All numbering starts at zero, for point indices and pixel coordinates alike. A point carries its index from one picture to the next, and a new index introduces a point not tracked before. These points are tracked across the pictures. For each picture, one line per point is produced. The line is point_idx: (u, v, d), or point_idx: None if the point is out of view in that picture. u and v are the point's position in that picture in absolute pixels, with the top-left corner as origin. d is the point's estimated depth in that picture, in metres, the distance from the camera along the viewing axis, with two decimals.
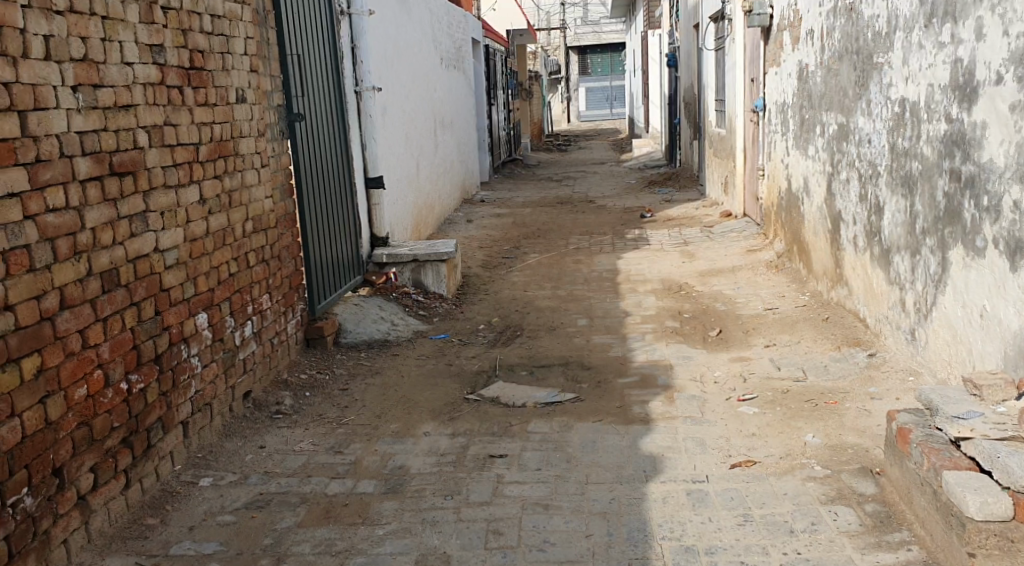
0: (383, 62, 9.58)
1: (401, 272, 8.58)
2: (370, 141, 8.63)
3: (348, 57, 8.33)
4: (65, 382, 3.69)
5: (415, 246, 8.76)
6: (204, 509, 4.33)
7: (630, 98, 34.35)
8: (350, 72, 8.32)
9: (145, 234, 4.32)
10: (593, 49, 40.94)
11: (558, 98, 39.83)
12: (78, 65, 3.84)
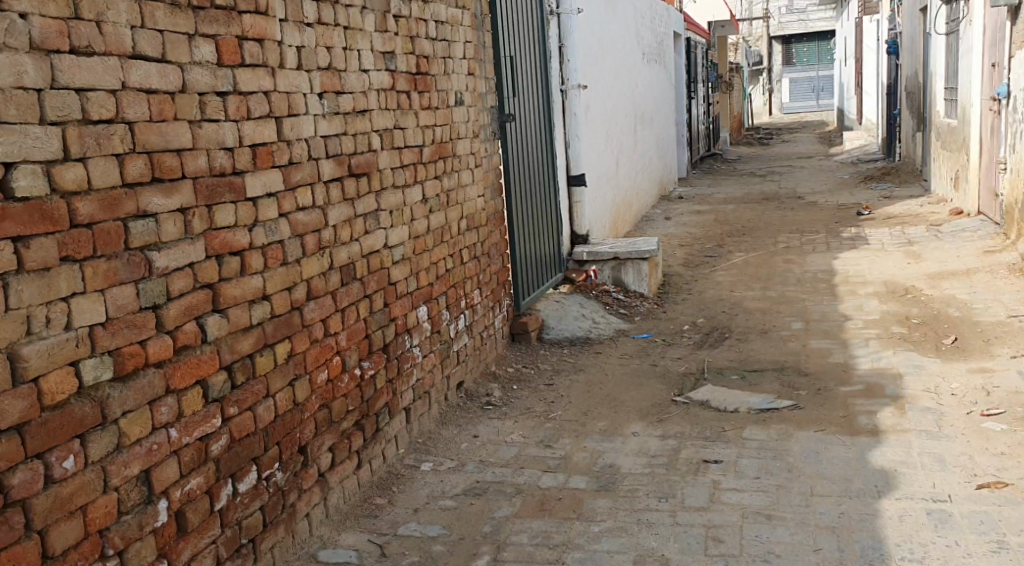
0: (588, 60, 9.63)
1: (602, 270, 8.58)
2: (574, 139, 8.70)
3: (556, 56, 8.43)
4: (310, 367, 3.95)
5: (615, 244, 8.78)
6: (426, 493, 4.50)
7: (838, 89, 32.75)
8: (556, 71, 8.42)
9: (377, 231, 4.56)
10: (800, 38, 39.34)
11: (761, 91, 38.55)
12: (323, 73, 4.09)
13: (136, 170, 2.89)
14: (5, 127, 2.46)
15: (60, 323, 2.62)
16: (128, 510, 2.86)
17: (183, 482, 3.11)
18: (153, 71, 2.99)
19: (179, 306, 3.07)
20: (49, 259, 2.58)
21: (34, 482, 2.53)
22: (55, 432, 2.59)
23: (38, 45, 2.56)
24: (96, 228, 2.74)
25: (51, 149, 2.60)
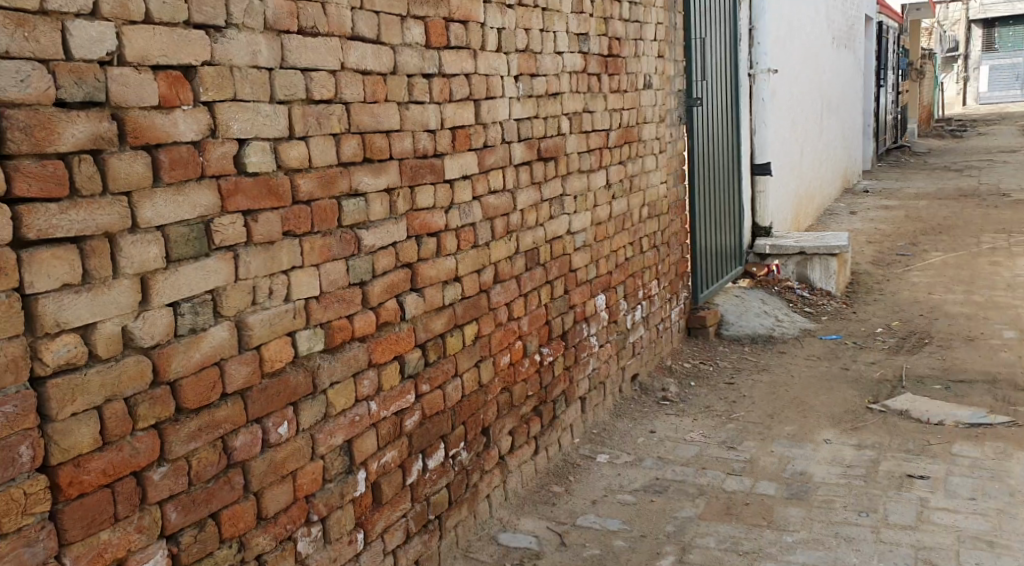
0: (778, 43, 9.21)
1: (785, 265, 8.22)
2: (760, 126, 8.34)
3: (747, 39, 8.08)
4: (495, 350, 3.88)
5: (801, 238, 8.37)
6: (604, 485, 4.38)
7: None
8: (746, 55, 8.08)
9: (561, 216, 4.46)
10: (1005, 22, 36.46)
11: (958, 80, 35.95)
12: (520, 55, 4.01)
13: (350, 150, 2.96)
14: (240, 104, 2.57)
15: (279, 295, 2.72)
16: (331, 478, 2.95)
17: (380, 455, 3.16)
18: (369, 51, 3.04)
19: (382, 283, 3.13)
20: (273, 234, 2.68)
21: (252, 445, 2.66)
22: (272, 399, 2.70)
23: (272, 25, 2.66)
24: (314, 204, 2.82)
25: (278, 128, 2.69)
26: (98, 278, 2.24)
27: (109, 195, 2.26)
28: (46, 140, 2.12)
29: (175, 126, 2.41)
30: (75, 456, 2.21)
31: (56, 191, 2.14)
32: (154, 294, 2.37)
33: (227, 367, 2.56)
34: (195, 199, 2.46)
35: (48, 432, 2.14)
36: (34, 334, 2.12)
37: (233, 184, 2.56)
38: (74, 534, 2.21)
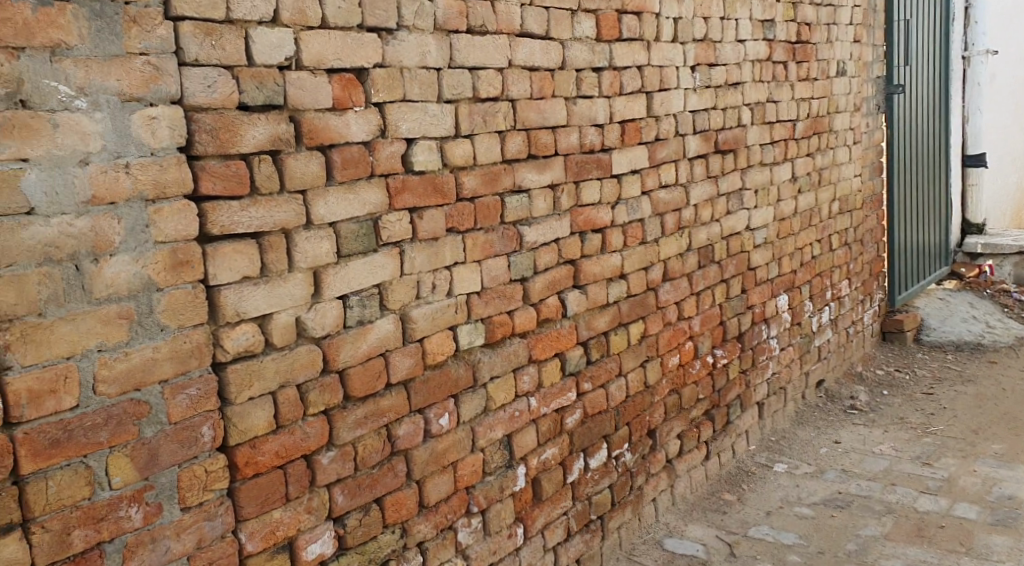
0: (1000, 22, 8.44)
1: (1001, 265, 7.55)
2: (975, 114, 7.68)
3: (961, 18, 7.46)
4: (663, 350, 3.78)
5: (1020, 236, 7.64)
6: (780, 496, 4.18)
7: None
8: (959, 36, 7.46)
9: (739, 211, 4.28)
10: None
11: None
12: (698, 45, 3.88)
13: (515, 146, 2.97)
14: (408, 104, 2.64)
15: (443, 290, 2.77)
16: (492, 471, 2.98)
17: (540, 451, 3.16)
18: (538, 47, 3.03)
19: (545, 279, 3.12)
20: (437, 230, 2.73)
21: (414, 435, 2.73)
22: (434, 391, 2.76)
23: (442, 25, 2.71)
24: (478, 202, 2.86)
25: (445, 126, 2.74)
26: (274, 272, 2.37)
27: (286, 194, 2.38)
28: (230, 142, 2.25)
29: (347, 127, 2.50)
30: (252, 437, 2.34)
31: (238, 189, 2.27)
32: (324, 288, 2.48)
33: (392, 358, 2.64)
34: (364, 197, 2.55)
35: (227, 413, 2.29)
36: (216, 323, 2.26)
37: (400, 182, 2.63)
38: (249, 511, 2.35)
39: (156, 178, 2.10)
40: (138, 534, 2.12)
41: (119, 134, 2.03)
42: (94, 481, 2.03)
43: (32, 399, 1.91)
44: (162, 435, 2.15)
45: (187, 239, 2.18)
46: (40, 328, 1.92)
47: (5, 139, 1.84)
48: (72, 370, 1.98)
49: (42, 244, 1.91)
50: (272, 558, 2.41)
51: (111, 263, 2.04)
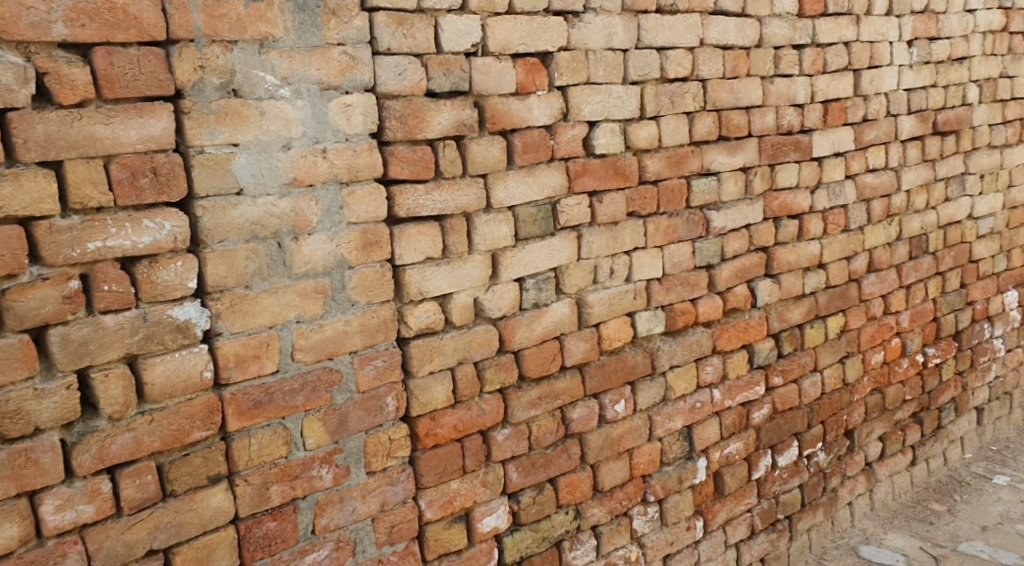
0: None
1: None
2: None
3: None
4: (865, 346, 3.54)
5: None
6: (999, 511, 3.80)
7: None
8: None
9: (960, 198, 3.92)
10: None
11: None
12: (917, 17, 3.55)
13: (705, 127, 2.87)
14: (593, 87, 2.62)
15: (622, 275, 2.75)
16: (670, 462, 2.92)
17: (723, 445, 3.06)
18: (732, 26, 2.91)
19: (733, 267, 3.01)
20: (617, 214, 2.71)
21: (590, 419, 2.72)
22: (610, 376, 2.75)
23: (630, 6, 2.67)
24: (662, 185, 2.80)
25: (630, 109, 2.70)
26: (455, 254, 2.42)
27: (468, 177, 2.42)
28: (417, 128, 2.33)
29: (530, 112, 2.52)
30: (432, 410, 2.41)
31: (423, 173, 2.34)
32: (502, 270, 2.51)
33: (568, 342, 2.65)
34: (544, 180, 2.57)
35: (409, 386, 2.36)
36: (401, 301, 2.35)
37: (580, 166, 2.63)
38: (428, 480, 2.41)
39: (350, 163, 2.22)
40: (328, 494, 2.26)
41: (318, 121, 2.16)
42: (291, 441, 2.19)
43: (239, 363, 2.09)
44: (352, 403, 2.27)
45: (376, 220, 2.27)
46: (246, 300, 2.08)
47: (219, 124, 2.01)
48: (274, 339, 2.14)
49: (250, 222, 2.08)
50: (449, 528, 2.47)
51: (309, 242, 2.17)
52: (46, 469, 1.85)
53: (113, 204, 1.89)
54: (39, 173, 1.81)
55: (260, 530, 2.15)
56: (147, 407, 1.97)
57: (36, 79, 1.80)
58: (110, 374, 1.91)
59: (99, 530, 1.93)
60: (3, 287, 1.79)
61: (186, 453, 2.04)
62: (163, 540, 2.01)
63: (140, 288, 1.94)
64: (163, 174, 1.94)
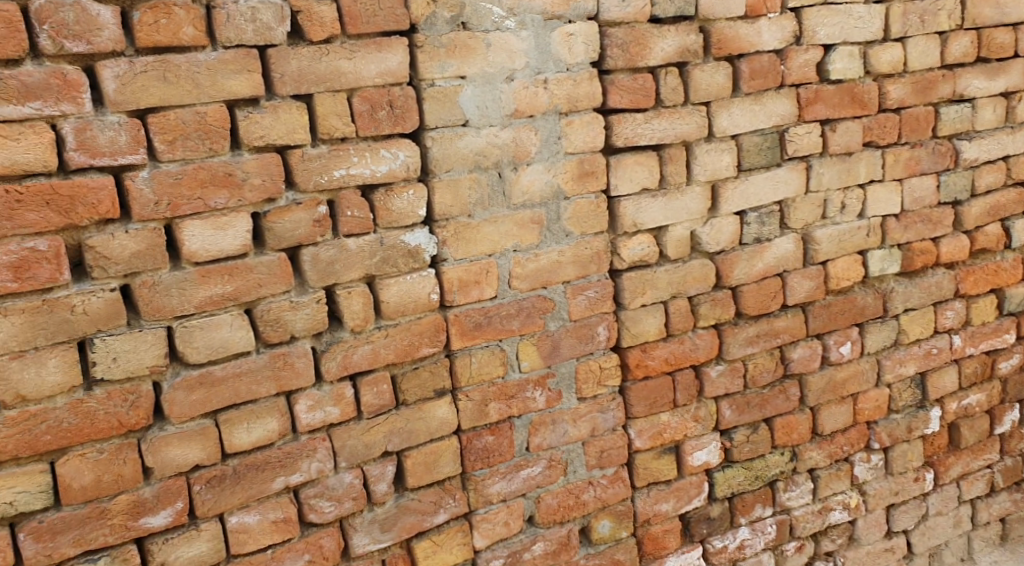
0: None
1: None
2: None
3: None
4: None
5: None
6: None
7: None
8: None
9: None
10: None
11: None
12: None
13: (960, 49, 2.42)
14: (830, 6, 2.23)
15: (855, 211, 2.36)
16: (898, 409, 2.52)
17: (962, 395, 2.62)
18: None
19: (986, 204, 2.54)
20: (852, 145, 2.31)
21: (812, 359, 2.36)
22: (837, 317, 2.37)
23: None
24: (905, 113, 2.38)
25: (873, 30, 2.29)
26: (672, 185, 2.08)
27: (690, 105, 2.07)
28: (639, 56, 1.99)
29: (759, 36, 2.14)
30: (643, 342, 2.11)
31: (643, 102, 2.01)
32: (722, 202, 2.16)
33: (791, 280, 2.29)
34: (772, 108, 2.18)
35: (620, 317, 2.07)
36: (616, 232, 2.04)
37: (814, 93, 2.23)
38: (639, 410, 2.12)
39: (569, 93, 1.92)
40: (542, 414, 2.00)
41: (540, 52, 1.88)
42: (507, 362, 1.94)
43: (462, 288, 1.85)
44: (564, 331, 2.00)
45: (594, 150, 1.97)
46: (469, 228, 1.84)
47: (448, 58, 1.77)
48: (493, 266, 1.88)
49: (473, 153, 1.83)
50: (658, 458, 2.17)
51: (528, 172, 1.90)
52: (301, 372, 1.68)
53: (355, 135, 1.69)
54: (293, 105, 1.62)
55: (478, 444, 1.91)
56: (383, 323, 1.77)
57: (290, 18, 1.61)
58: (352, 291, 1.73)
59: (343, 430, 1.75)
60: (264, 210, 1.62)
61: (416, 366, 1.82)
62: (396, 444, 1.82)
63: (377, 214, 1.73)
64: (399, 107, 1.73)
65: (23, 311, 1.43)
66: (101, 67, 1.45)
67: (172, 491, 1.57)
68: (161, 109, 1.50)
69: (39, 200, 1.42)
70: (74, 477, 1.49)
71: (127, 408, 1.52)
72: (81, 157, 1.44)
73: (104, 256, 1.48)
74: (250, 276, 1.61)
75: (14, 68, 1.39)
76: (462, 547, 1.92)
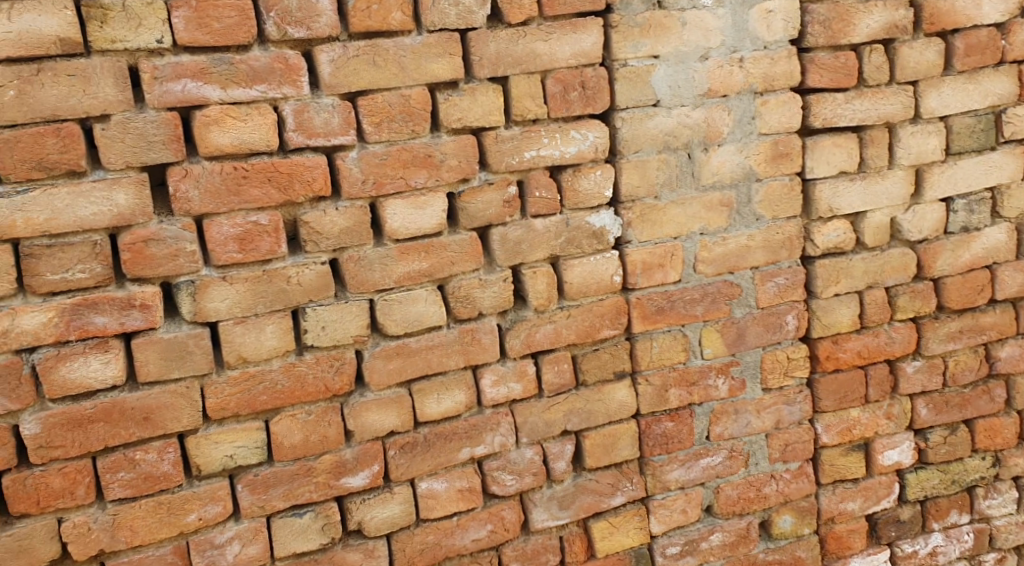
0: None
1: None
2: None
3: None
4: None
5: None
6: None
7: None
8: None
9: None
10: None
11: None
12: None
13: None
14: None
15: None
16: None
17: None
18: None
19: None
20: None
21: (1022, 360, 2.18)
22: None
23: None
24: None
25: None
26: (872, 169, 1.99)
27: (896, 85, 1.96)
28: (842, 32, 1.90)
29: (977, 8, 1.99)
30: (835, 333, 2.02)
31: (844, 81, 1.92)
32: (927, 188, 2.03)
33: (1002, 272, 2.12)
34: (988, 87, 2.03)
35: (811, 307, 2.00)
36: (809, 217, 1.97)
37: None
38: (827, 404, 2.04)
39: (766, 72, 1.86)
40: (723, 404, 1.96)
41: (737, 30, 1.84)
42: (690, 348, 1.91)
43: (646, 270, 1.83)
44: (750, 319, 1.95)
45: (789, 131, 1.91)
46: (656, 210, 1.83)
47: (642, 37, 1.76)
48: (679, 250, 1.86)
49: (663, 133, 1.81)
50: (846, 455, 2.08)
51: (719, 153, 1.86)
52: (487, 348, 1.73)
53: (548, 116, 1.71)
54: (490, 88, 1.66)
55: (658, 429, 1.91)
56: (566, 302, 1.79)
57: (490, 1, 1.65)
58: (538, 271, 1.75)
59: (525, 407, 1.78)
60: (457, 191, 1.67)
61: (596, 347, 1.83)
62: (576, 424, 1.83)
63: (564, 195, 1.75)
64: (591, 88, 1.73)
65: (246, 279, 1.52)
66: (318, 52, 1.53)
67: (369, 455, 1.65)
68: (370, 92, 1.57)
69: (262, 176, 1.51)
70: (285, 435, 1.58)
71: (333, 373, 1.61)
72: (299, 138, 1.53)
73: (317, 231, 1.56)
74: (443, 254, 1.66)
75: (243, 54, 1.48)
76: (639, 530, 1.92)
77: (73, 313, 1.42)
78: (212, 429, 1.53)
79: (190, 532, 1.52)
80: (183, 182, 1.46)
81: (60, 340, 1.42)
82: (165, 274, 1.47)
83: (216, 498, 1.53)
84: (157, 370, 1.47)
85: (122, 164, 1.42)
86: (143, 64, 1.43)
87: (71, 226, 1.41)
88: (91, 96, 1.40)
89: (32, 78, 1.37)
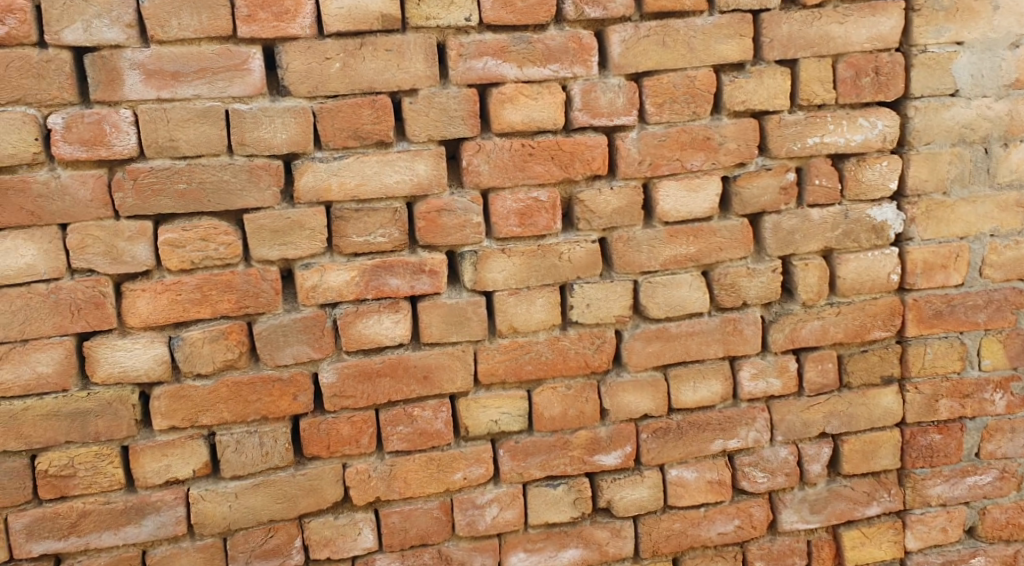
0: None
1: None
2: None
3: None
4: None
5: None
6: None
7: None
8: None
9: None
10: None
11: None
12: None
13: None
14: None
15: None
16: None
17: None
18: None
19: None
20: None
21: None
22: None
23: None
24: None
25: None
26: None
27: None
28: None
29: None
30: None
31: None
32: None
33: None
34: None
35: None
36: None
37: None
38: None
39: None
40: (999, 420, 1.78)
41: None
42: (967, 357, 1.76)
43: (926, 271, 1.71)
44: None
45: None
46: (944, 207, 1.70)
47: (947, 22, 1.65)
48: (966, 251, 1.72)
49: (960, 125, 1.68)
50: None
51: (1020, 149, 1.71)
52: (749, 339, 1.68)
53: (835, 102, 1.64)
54: (778, 71, 1.61)
55: (923, 441, 1.76)
56: (837, 299, 1.70)
57: None
58: (810, 263, 1.68)
59: (784, 404, 1.71)
60: (734, 175, 1.63)
61: (864, 349, 1.73)
62: (835, 427, 1.74)
63: (846, 185, 1.67)
64: (885, 74, 1.64)
65: (522, 253, 1.56)
66: (610, 32, 1.55)
67: (623, 435, 1.65)
68: (656, 73, 1.58)
69: (546, 153, 1.55)
70: (546, 407, 1.61)
71: (594, 350, 1.62)
72: (584, 117, 1.56)
73: (591, 209, 1.58)
74: (713, 240, 1.63)
75: (541, 33, 1.53)
76: (893, 544, 1.78)
77: (372, 274, 1.51)
78: (481, 393, 1.59)
79: (455, 489, 1.59)
80: (475, 156, 1.52)
81: (359, 299, 1.51)
82: (452, 243, 1.54)
83: (480, 460, 1.59)
84: (438, 332, 1.55)
85: (425, 137, 1.50)
86: (451, 41, 1.50)
87: (377, 193, 1.50)
88: (405, 70, 1.48)
89: (355, 51, 1.46)
